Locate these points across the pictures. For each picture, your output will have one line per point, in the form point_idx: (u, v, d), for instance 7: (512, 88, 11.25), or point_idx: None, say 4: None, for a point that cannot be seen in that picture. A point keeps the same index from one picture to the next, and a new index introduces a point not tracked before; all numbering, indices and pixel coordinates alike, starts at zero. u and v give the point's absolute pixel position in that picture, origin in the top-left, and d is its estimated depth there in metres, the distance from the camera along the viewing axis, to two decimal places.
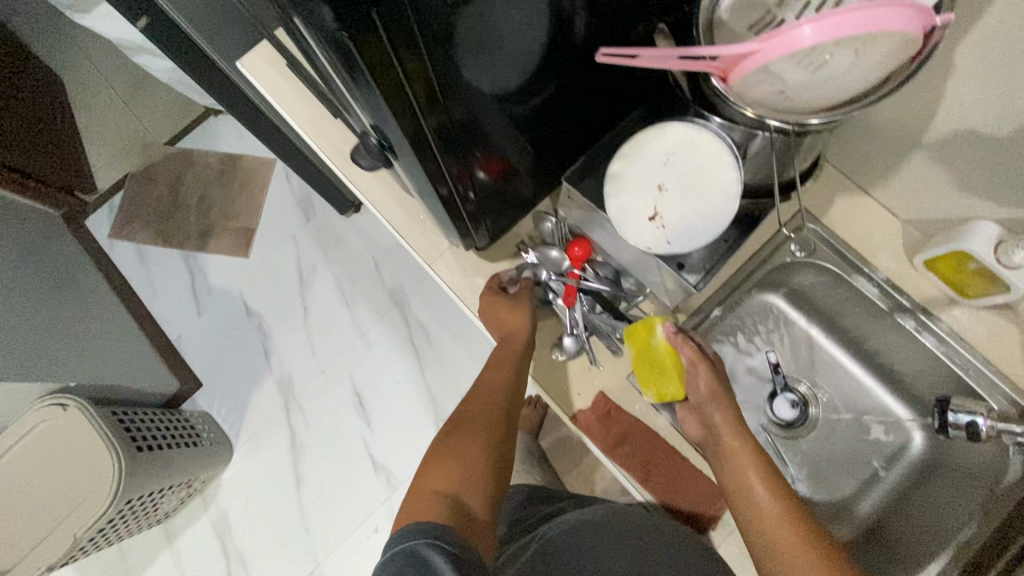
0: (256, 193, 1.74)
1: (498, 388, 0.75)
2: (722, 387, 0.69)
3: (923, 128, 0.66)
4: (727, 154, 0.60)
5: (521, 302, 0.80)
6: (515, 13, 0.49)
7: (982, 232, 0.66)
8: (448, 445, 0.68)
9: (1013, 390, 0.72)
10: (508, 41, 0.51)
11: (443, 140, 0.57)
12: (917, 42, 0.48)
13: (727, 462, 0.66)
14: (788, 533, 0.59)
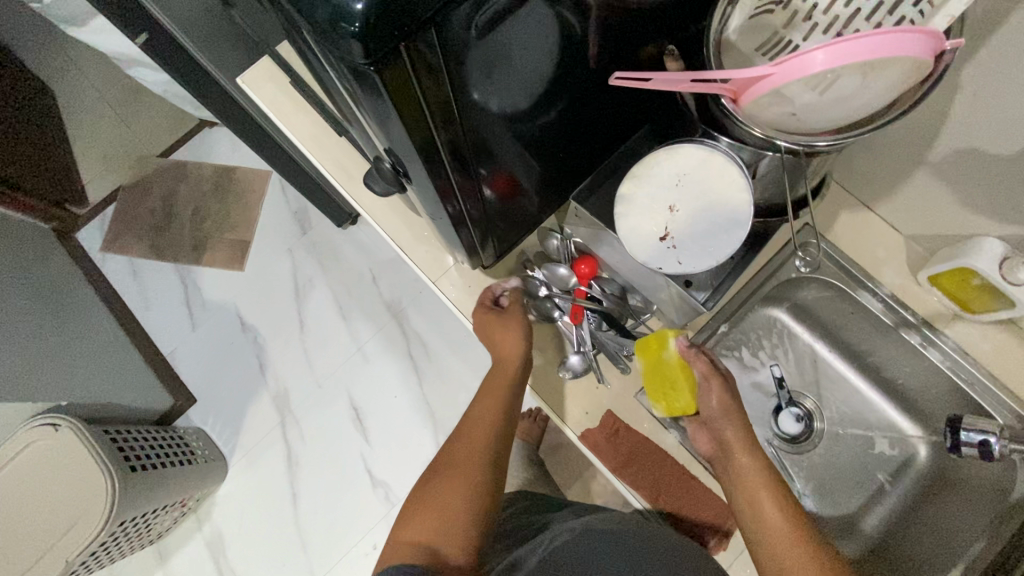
0: (251, 206, 1.72)
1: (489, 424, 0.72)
2: (734, 404, 0.68)
3: (927, 146, 0.67)
4: (739, 176, 0.60)
5: (513, 324, 0.76)
6: (528, 36, 0.49)
7: (987, 249, 0.66)
8: (433, 491, 0.66)
9: (1018, 405, 0.72)
10: (522, 62, 0.51)
11: (453, 160, 0.57)
12: (927, 66, 0.48)
13: (738, 480, 0.65)
14: (800, 555, 0.58)
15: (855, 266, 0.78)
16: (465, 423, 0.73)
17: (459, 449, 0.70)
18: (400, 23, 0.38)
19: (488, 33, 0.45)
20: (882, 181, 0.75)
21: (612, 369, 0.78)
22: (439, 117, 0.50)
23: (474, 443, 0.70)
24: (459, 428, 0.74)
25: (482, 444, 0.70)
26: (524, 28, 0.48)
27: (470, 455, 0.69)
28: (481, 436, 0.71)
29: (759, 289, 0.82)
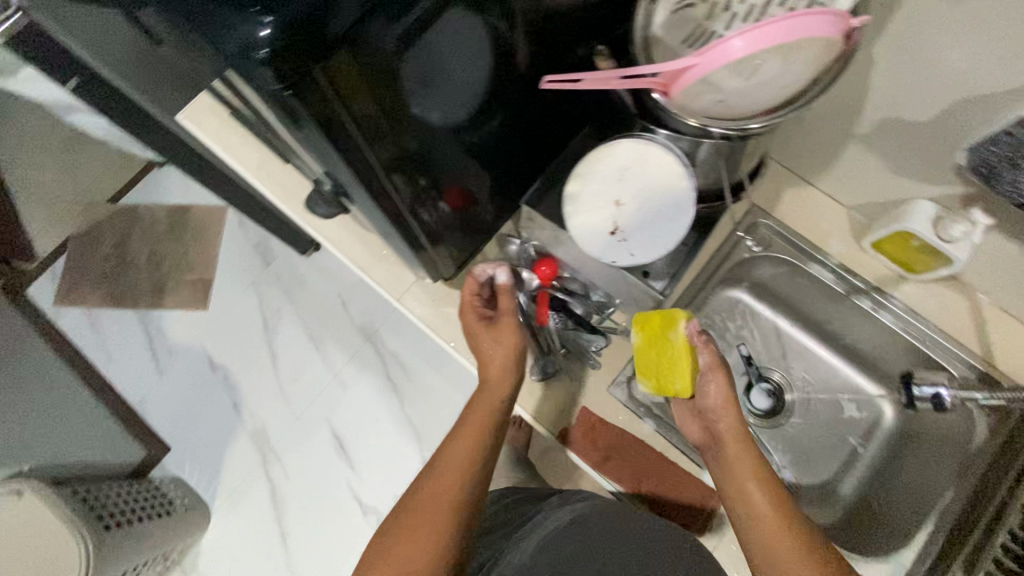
0: (209, 243, 1.68)
1: (466, 463, 0.64)
2: (732, 395, 0.66)
3: (854, 120, 0.70)
4: (677, 167, 0.62)
5: (507, 338, 0.72)
6: (458, 50, 0.50)
7: (920, 211, 0.69)
8: (396, 545, 0.59)
9: (966, 355, 0.76)
10: (455, 75, 0.52)
11: (397, 178, 0.57)
12: (839, 43, 0.51)
13: (729, 470, 0.64)
14: (789, 546, 0.58)
15: (803, 240, 0.81)
16: (439, 458, 0.66)
17: (428, 491, 0.62)
18: (311, 43, 0.40)
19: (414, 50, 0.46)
20: (818, 157, 0.78)
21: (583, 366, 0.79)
22: (374, 136, 0.50)
23: (447, 478, 0.63)
24: (433, 463, 0.66)
25: (455, 486, 0.62)
26: (453, 43, 0.49)
27: (440, 499, 0.61)
28: (453, 477, 0.63)
29: (717, 271, 0.84)
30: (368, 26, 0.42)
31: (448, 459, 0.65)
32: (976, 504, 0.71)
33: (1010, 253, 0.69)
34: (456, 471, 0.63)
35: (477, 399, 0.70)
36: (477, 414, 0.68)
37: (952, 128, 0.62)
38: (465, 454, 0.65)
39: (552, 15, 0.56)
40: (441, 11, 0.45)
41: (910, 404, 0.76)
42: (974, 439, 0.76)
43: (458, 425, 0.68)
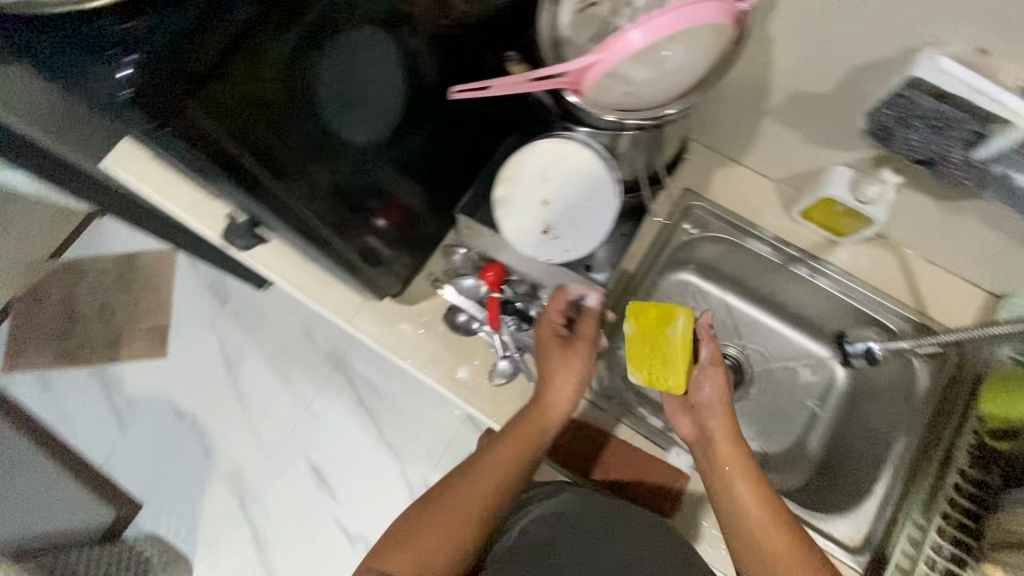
0: (161, 289, 1.64)
1: (500, 481, 0.68)
2: (727, 397, 0.70)
3: (765, 98, 0.73)
4: (595, 163, 0.64)
5: (580, 369, 0.72)
6: (357, 69, 0.52)
7: (837, 177, 0.73)
8: (421, 535, 0.65)
9: (900, 308, 0.79)
10: (362, 95, 0.54)
11: (304, 196, 0.57)
12: (730, 26, 0.54)
13: (721, 468, 0.68)
14: (781, 544, 0.63)
15: (737, 217, 0.84)
16: (475, 465, 0.69)
17: (461, 496, 0.67)
18: (177, 72, 0.41)
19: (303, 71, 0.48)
20: (740, 136, 0.81)
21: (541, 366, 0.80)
22: (263, 154, 0.50)
23: (493, 472, 0.69)
24: (469, 467, 0.70)
25: (484, 500, 0.67)
26: (350, 61, 0.51)
27: (470, 510, 0.67)
28: (495, 477, 0.69)
29: (661, 257, 0.86)
30: (246, 49, 0.43)
31: (483, 474, 0.68)
32: (931, 449, 0.74)
33: (924, 208, 0.73)
34: (504, 469, 0.68)
35: (524, 412, 0.70)
36: (522, 431, 0.69)
37: (852, 97, 0.65)
38: (501, 472, 0.68)
39: (451, 24, 0.57)
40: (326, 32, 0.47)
41: (845, 360, 0.82)
42: (917, 387, 0.79)
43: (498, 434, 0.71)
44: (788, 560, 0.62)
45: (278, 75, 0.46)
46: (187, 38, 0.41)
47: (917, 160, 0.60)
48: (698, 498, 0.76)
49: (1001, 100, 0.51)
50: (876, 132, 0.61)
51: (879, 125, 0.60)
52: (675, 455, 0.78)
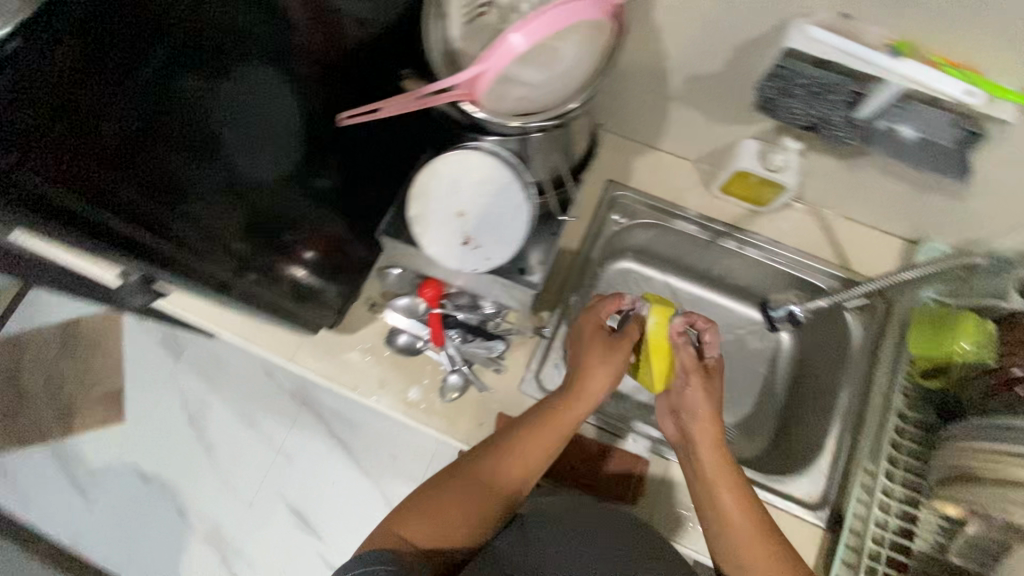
0: (111, 352, 1.57)
1: (531, 465, 0.67)
2: (710, 401, 0.67)
3: (666, 83, 0.74)
4: (500, 169, 0.65)
5: (618, 367, 0.71)
6: (222, 103, 0.52)
7: (745, 150, 0.75)
8: (446, 505, 0.63)
9: (826, 267, 0.82)
10: (232, 119, 0.54)
11: (193, 246, 0.57)
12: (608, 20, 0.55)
13: (705, 478, 0.66)
14: (762, 556, 0.61)
15: (662, 201, 0.86)
16: (507, 444, 0.67)
17: (490, 470, 0.66)
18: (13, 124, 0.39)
19: (156, 122, 0.47)
20: (652, 122, 0.83)
21: (491, 374, 0.80)
22: (135, 216, 0.50)
23: (525, 451, 0.67)
24: (497, 444, 0.68)
25: (515, 482, 0.66)
26: (213, 96, 0.51)
27: (500, 489, 0.66)
28: (522, 458, 0.67)
29: (595, 250, 0.87)
30: (83, 87, 0.41)
31: (519, 455, 0.67)
32: (875, 397, 0.77)
33: (829, 168, 0.76)
34: (534, 449, 0.68)
35: (559, 401, 0.70)
36: (560, 418, 0.69)
37: (742, 73, 0.67)
38: (536, 455, 0.67)
39: (342, 52, 0.60)
40: (171, 82, 0.47)
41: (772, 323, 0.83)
42: (853, 340, 0.82)
43: (532, 417, 0.70)
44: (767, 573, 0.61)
45: (129, 133, 0.46)
46: (15, 104, 0.38)
47: (805, 126, 0.62)
48: (659, 480, 0.78)
49: (873, 61, 0.53)
50: (763, 103, 0.62)
51: (767, 96, 0.60)
52: (633, 442, 0.80)
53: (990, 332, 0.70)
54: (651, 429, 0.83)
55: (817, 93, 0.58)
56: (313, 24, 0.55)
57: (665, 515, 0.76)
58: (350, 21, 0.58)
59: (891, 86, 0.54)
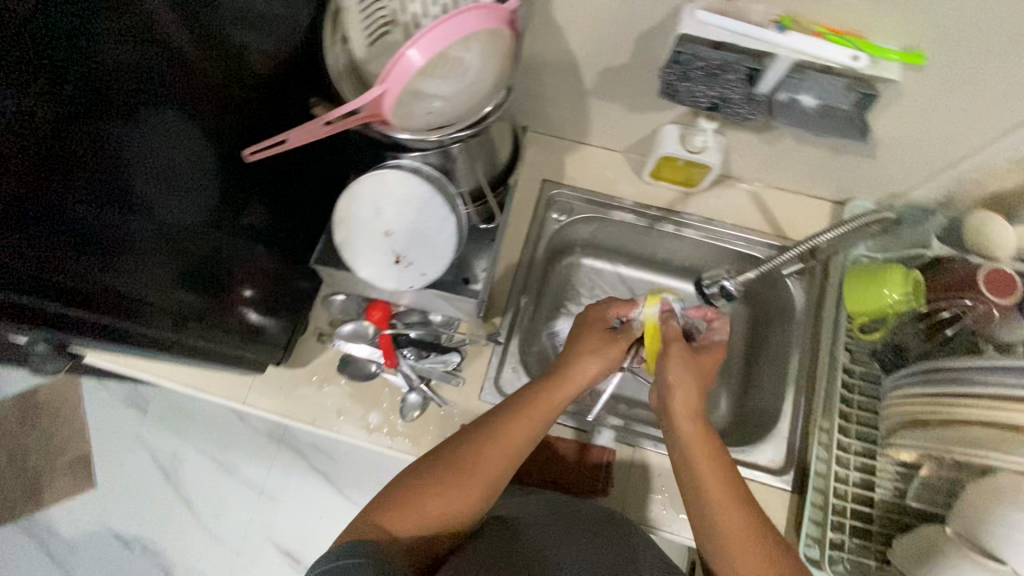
0: (73, 418, 1.50)
1: (516, 452, 0.61)
2: (690, 369, 0.66)
3: (580, 80, 0.76)
4: (424, 185, 0.66)
5: (609, 353, 0.68)
6: (131, 128, 0.47)
7: (667, 135, 0.76)
8: (420, 496, 0.57)
9: (760, 238, 0.85)
10: (145, 149, 0.49)
11: (130, 307, 0.52)
12: (508, 28, 0.54)
13: (682, 450, 0.64)
14: (738, 527, 0.58)
15: (596, 194, 0.88)
16: (489, 429, 0.61)
17: (472, 459, 0.59)
18: None
19: (69, 177, 0.43)
20: (576, 119, 0.84)
21: (450, 388, 0.80)
22: (60, 287, 0.45)
23: (507, 441, 0.61)
24: (479, 430, 0.62)
25: (497, 471, 0.60)
26: (120, 121, 0.46)
27: (481, 478, 0.59)
28: (503, 452, 0.60)
29: (539, 250, 0.88)
30: None
31: (503, 442, 0.61)
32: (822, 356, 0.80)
33: (749, 143, 0.79)
34: (517, 436, 0.61)
35: (546, 387, 0.65)
36: (547, 403, 0.64)
37: (649, 62, 0.69)
38: (522, 442, 0.61)
39: (252, 83, 0.60)
40: (75, 129, 0.43)
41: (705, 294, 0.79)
42: (795, 304, 0.86)
43: (518, 401, 0.64)
44: (744, 546, 0.58)
45: (43, 194, 0.41)
46: None
47: (707, 107, 0.64)
48: (627, 466, 0.79)
49: (761, 37, 0.55)
50: (665, 89, 0.63)
51: (668, 82, 0.62)
52: (599, 435, 0.81)
53: (916, 281, 0.74)
54: (616, 418, 0.84)
55: (714, 74, 0.60)
56: (215, 55, 0.54)
57: (638, 501, 0.77)
58: (256, 52, 0.59)
59: (782, 59, 0.57)
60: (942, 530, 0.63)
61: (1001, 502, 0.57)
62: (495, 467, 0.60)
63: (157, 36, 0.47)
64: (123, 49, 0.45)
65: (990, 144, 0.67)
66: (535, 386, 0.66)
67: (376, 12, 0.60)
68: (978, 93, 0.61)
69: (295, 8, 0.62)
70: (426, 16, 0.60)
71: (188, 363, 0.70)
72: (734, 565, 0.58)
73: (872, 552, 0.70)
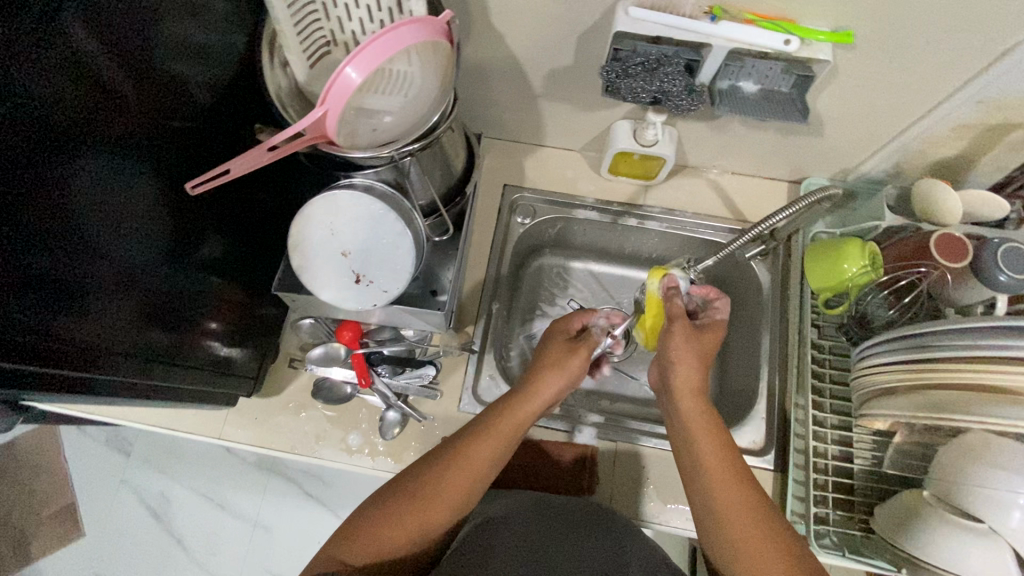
0: (52, 467, 1.41)
1: (481, 473, 0.60)
2: (694, 344, 0.67)
3: (529, 85, 0.77)
4: (377, 202, 0.66)
5: (569, 370, 0.68)
6: (70, 166, 0.45)
7: (620, 131, 0.77)
8: (384, 520, 0.56)
9: (721, 223, 0.87)
10: (87, 186, 0.47)
11: (90, 358, 0.51)
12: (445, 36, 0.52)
13: (683, 422, 0.63)
14: (732, 498, 0.57)
15: (557, 195, 0.89)
16: (455, 449, 0.61)
17: (439, 479, 0.59)
18: None
19: (18, 232, 0.41)
20: (531, 121, 0.85)
21: (428, 402, 0.79)
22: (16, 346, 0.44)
23: (475, 458, 0.60)
24: (445, 449, 0.61)
25: (462, 493, 0.59)
26: (59, 158, 0.44)
27: (441, 501, 0.58)
28: (471, 470, 0.59)
29: (507, 255, 0.88)
30: None
31: (466, 462, 0.59)
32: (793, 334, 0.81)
33: (701, 132, 0.80)
34: (484, 453, 0.60)
35: (511, 405, 0.64)
36: (510, 421, 0.63)
37: (592, 62, 0.70)
38: (485, 464, 0.60)
39: (193, 114, 0.58)
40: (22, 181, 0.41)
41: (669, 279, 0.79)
42: (763, 285, 0.87)
43: (482, 422, 0.63)
44: (738, 517, 0.55)
45: None
46: None
47: (649, 102, 0.64)
48: (613, 462, 0.79)
49: (695, 29, 0.57)
50: (607, 86, 0.64)
51: (609, 79, 0.63)
52: (580, 434, 0.80)
53: (874, 253, 0.75)
54: (598, 414, 0.84)
55: (653, 68, 0.61)
56: (150, 85, 0.52)
57: (625, 495, 0.77)
58: (194, 82, 0.57)
59: (718, 48, 0.59)
60: (921, 494, 0.64)
61: (975, 462, 0.58)
62: (460, 488, 0.59)
63: (91, 75, 0.45)
64: (54, 83, 0.42)
65: (928, 114, 0.69)
66: (502, 402, 0.65)
67: (314, 34, 0.59)
68: (910, 66, 0.63)
69: (231, 36, 0.61)
70: (364, 34, 0.60)
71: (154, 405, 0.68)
72: (729, 538, 0.55)
73: (856, 522, 0.71)
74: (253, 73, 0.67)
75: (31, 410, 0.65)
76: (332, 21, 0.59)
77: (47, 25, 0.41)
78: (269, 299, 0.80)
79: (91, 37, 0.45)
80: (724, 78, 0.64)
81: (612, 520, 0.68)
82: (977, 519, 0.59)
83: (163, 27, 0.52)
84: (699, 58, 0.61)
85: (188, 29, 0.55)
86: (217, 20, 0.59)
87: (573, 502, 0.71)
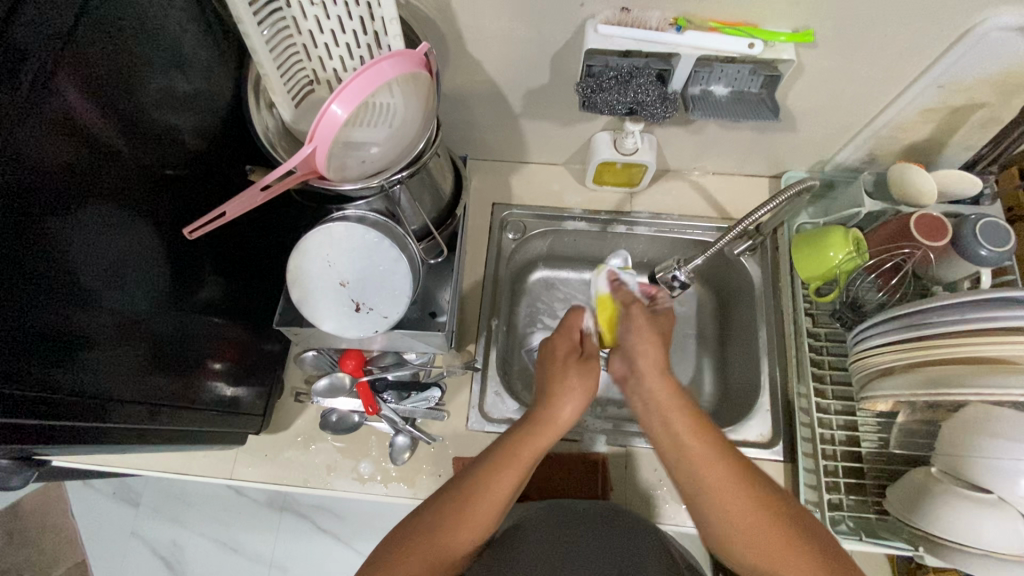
0: (61, 525, 1.38)
1: (500, 507, 0.57)
2: (653, 326, 0.68)
3: (507, 105, 0.79)
4: (371, 231, 0.67)
5: (586, 383, 0.64)
6: (73, 224, 0.47)
7: (601, 141, 0.80)
8: (408, 553, 0.54)
9: (706, 223, 0.90)
10: (84, 240, 0.48)
11: (101, 402, 0.52)
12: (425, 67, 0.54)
13: (651, 398, 0.62)
14: (715, 469, 0.55)
15: (546, 209, 0.91)
16: (473, 483, 0.58)
17: (455, 513, 0.56)
18: None
19: (24, 284, 0.43)
20: (514, 140, 0.88)
21: (436, 422, 0.80)
22: (28, 399, 0.44)
23: (495, 487, 0.57)
24: (459, 485, 0.58)
25: (484, 526, 0.57)
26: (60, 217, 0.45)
27: (460, 537, 0.56)
28: (487, 511, 0.57)
29: (503, 271, 0.89)
30: None
31: (490, 493, 0.57)
32: (793, 329, 0.83)
33: (679, 136, 0.82)
34: (507, 478, 0.58)
35: (525, 431, 0.61)
36: (530, 448, 0.59)
37: (568, 79, 0.72)
38: (504, 496, 0.58)
39: (185, 161, 0.60)
40: (24, 244, 0.42)
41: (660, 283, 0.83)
42: (755, 281, 0.89)
43: (499, 450, 0.59)
44: (724, 487, 0.54)
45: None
46: None
47: (625, 113, 0.66)
48: (624, 466, 0.79)
49: (662, 40, 0.60)
50: (583, 102, 0.66)
51: (585, 94, 0.65)
52: (589, 442, 0.81)
53: (858, 238, 0.77)
54: (605, 422, 0.84)
55: (625, 80, 0.64)
56: (144, 138, 0.54)
57: (638, 498, 0.78)
58: (186, 131, 0.59)
59: (686, 57, 0.62)
60: (930, 471, 0.65)
61: (977, 433, 0.59)
62: (483, 519, 0.57)
63: (88, 133, 0.47)
64: (55, 150, 0.44)
65: (894, 101, 0.72)
66: (521, 423, 0.62)
67: (297, 74, 0.61)
68: (871, 59, 0.65)
69: (216, 83, 0.63)
70: (346, 71, 0.62)
71: (166, 450, 0.69)
72: (719, 509, 0.54)
73: (870, 505, 0.72)
74: (240, 116, 0.69)
75: (42, 466, 0.65)
76: (314, 61, 0.61)
77: (40, 91, 0.43)
78: (271, 334, 0.81)
79: (84, 95, 0.46)
80: (695, 84, 0.67)
81: (632, 519, 0.69)
82: (986, 490, 0.59)
83: (152, 80, 0.54)
84: (670, 67, 0.64)
85: (175, 80, 0.57)
86: (201, 68, 0.60)
87: (592, 508, 0.71)
